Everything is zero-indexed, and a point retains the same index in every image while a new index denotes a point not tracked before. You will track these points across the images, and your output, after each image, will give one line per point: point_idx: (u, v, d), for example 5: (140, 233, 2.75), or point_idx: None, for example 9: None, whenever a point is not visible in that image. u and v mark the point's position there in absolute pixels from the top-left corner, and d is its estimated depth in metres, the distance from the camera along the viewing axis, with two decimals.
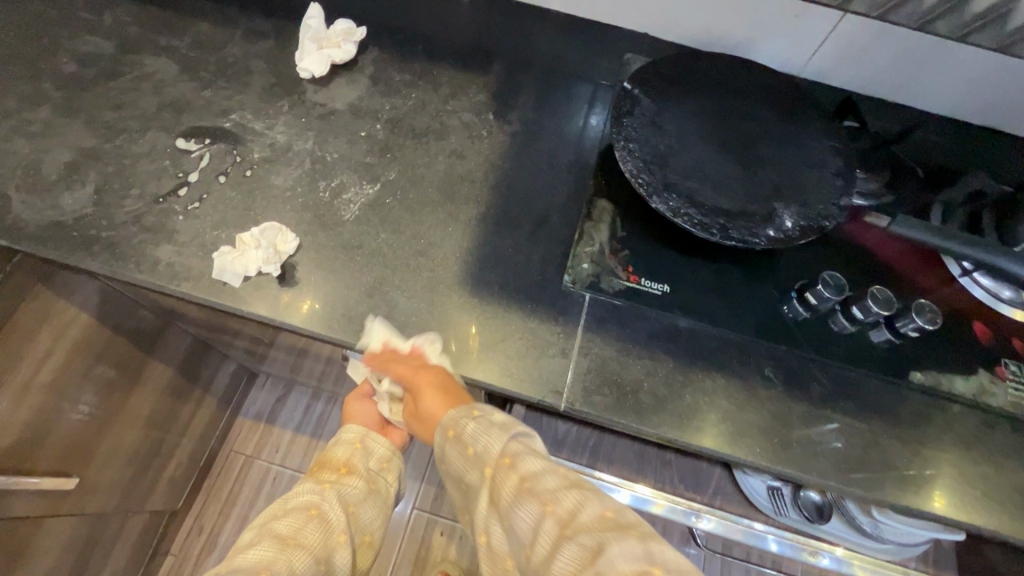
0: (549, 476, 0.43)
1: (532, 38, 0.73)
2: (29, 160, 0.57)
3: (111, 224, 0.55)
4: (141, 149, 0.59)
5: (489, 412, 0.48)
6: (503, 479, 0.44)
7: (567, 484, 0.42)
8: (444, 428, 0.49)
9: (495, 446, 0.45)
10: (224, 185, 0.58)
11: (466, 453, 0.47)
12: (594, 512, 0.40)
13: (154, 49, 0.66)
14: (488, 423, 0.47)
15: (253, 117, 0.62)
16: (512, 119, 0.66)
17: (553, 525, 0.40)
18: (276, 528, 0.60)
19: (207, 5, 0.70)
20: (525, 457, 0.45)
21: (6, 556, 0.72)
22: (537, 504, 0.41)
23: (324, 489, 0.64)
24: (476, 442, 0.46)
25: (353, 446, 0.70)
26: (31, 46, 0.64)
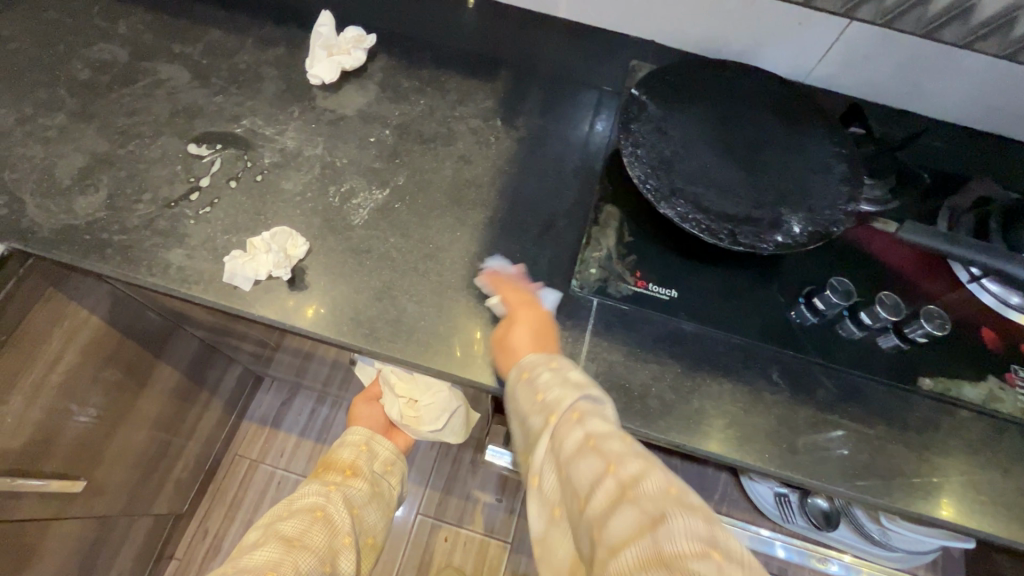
0: (616, 439, 0.40)
1: (539, 44, 0.74)
2: (43, 164, 0.58)
3: (123, 228, 0.56)
4: (153, 154, 0.60)
5: (568, 367, 0.46)
6: (566, 431, 0.41)
7: (634, 452, 0.39)
8: (519, 366, 0.47)
9: (567, 399, 0.43)
10: (235, 189, 0.59)
11: (533, 397, 0.44)
12: (658, 483, 0.36)
13: (166, 56, 0.67)
14: (563, 377, 0.45)
15: (264, 123, 0.63)
16: (519, 125, 0.67)
17: (614, 485, 0.37)
18: (280, 529, 0.61)
19: (219, 13, 0.71)
20: (594, 417, 0.42)
21: (12, 558, 0.72)
22: (602, 462, 0.38)
23: (331, 491, 0.65)
24: (548, 389, 0.44)
25: (359, 448, 0.72)
26: (47, 54, 0.65)
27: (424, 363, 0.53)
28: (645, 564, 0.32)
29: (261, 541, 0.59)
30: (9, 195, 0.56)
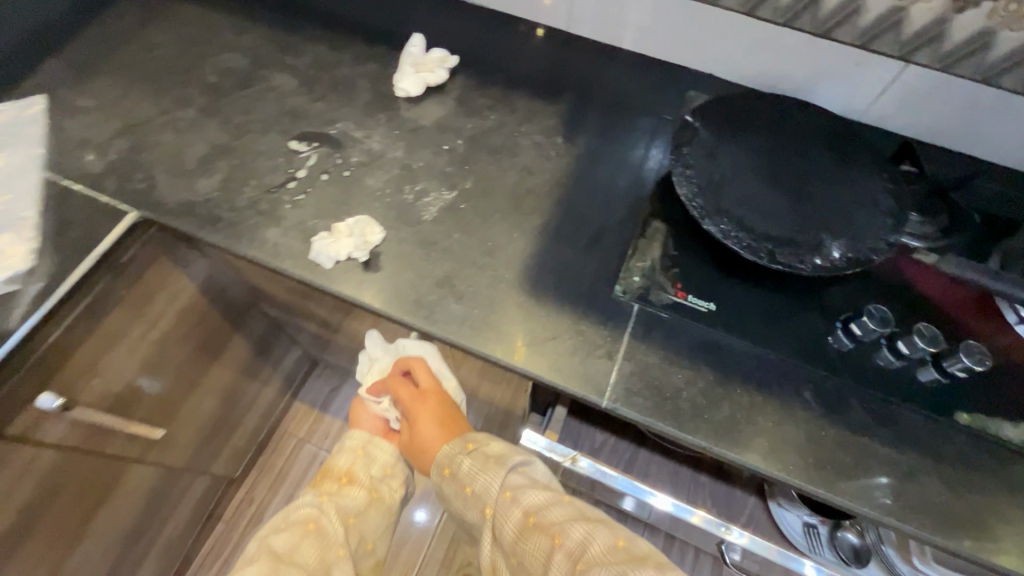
0: (551, 509, 0.56)
1: (602, 73, 0.80)
2: (173, 149, 0.69)
3: (233, 206, 0.65)
4: (261, 147, 0.70)
5: (483, 446, 0.62)
6: (508, 511, 0.57)
7: (569, 518, 0.55)
8: (443, 467, 0.63)
9: (497, 484, 0.58)
10: (325, 182, 0.67)
11: (463, 490, 0.60)
12: (600, 543, 0.52)
13: (278, 66, 0.78)
14: (483, 463, 0.60)
15: (354, 127, 0.72)
16: (578, 144, 0.73)
17: (561, 555, 0.52)
18: (273, 541, 0.60)
19: (325, 32, 0.82)
20: (528, 494, 0.57)
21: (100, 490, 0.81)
22: (547, 538, 0.53)
23: (323, 502, 0.65)
24: (474, 480, 0.60)
25: (356, 454, 0.71)
26: (183, 59, 0.77)
27: (474, 346, 0.58)
28: None
29: (257, 547, 0.60)
30: (145, 173, 0.67)
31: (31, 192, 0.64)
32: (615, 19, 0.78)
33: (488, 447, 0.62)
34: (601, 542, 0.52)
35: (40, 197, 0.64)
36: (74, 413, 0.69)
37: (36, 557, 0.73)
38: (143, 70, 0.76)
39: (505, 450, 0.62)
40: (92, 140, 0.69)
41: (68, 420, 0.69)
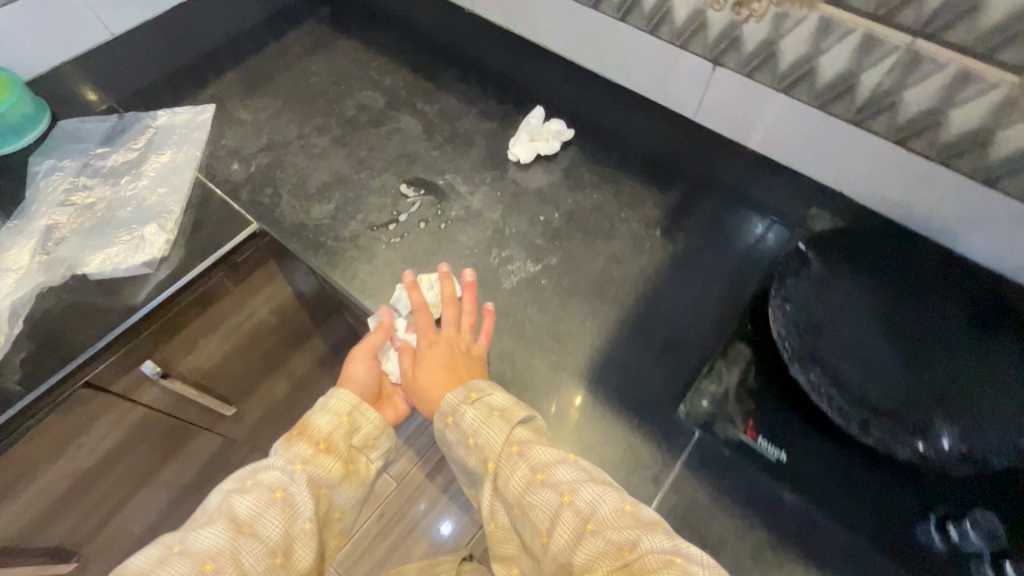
0: (560, 469, 0.50)
1: (718, 171, 0.77)
2: (302, 173, 0.76)
3: (337, 236, 0.70)
4: (375, 185, 0.75)
5: (488, 400, 0.55)
6: (513, 467, 0.51)
7: (578, 477, 0.50)
8: (443, 413, 0.56)
9: (501, 439, 0.52)
10: (422, 230, 0.71)
11: (467, 441, 0.54)
12: (612, 505, 0.48)
13: (411, 110, 0.83)
14: (487, 415, 0.54)
15: (461, 181, 0.75)
16: (677, 240, 0.70)
17: (573, 519, 0.48)
18: (234, 505, 0.53)
19: (459, 85, 0.87)
20: (534, 448, 0.52)
21: (168, 451, 0.88)
22: (555, 496, 0.49)
23: (297, 470, 0.57)
24: (478, 434, 0.53)
25: (339, 420, 0.62)
26: (332, 90, 0.86)
27: None
28: None
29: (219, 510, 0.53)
30: (274, 190, 0.75)
31: (182, 188, 0.73)
32: (745, 120, 0.75)
33: (492, 398, 0.55)
34: (610, 509, 0.48)
35: (188, 194, 0.73)
36: (169, 380, 0.77)
37: (107, 494, 0.82)
38: (298, 94, 0.85)
39: (509, 403, 0.55)
40: (241, 151, 0.78)
41: (161, 387, 0.77)
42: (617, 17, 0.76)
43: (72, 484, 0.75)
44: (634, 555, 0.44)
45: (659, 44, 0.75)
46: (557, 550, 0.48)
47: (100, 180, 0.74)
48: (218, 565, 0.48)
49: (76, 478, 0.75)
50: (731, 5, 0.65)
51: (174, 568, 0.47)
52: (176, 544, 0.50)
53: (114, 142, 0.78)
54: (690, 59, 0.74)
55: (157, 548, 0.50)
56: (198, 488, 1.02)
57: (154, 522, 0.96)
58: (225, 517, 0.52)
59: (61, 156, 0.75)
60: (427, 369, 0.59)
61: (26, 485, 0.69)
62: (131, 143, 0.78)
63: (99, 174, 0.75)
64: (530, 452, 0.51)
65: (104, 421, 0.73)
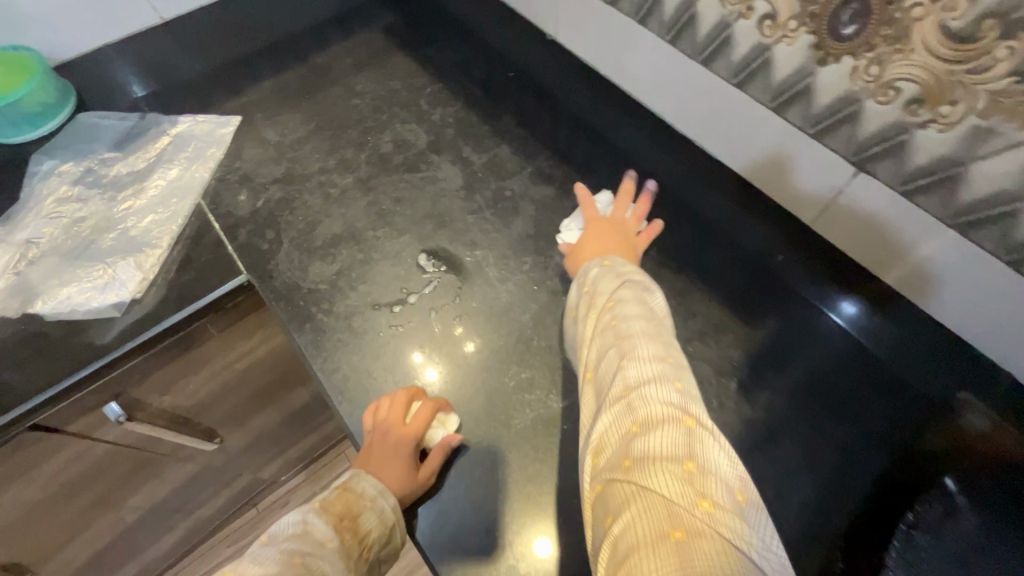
0: (636, 318, 0.41)
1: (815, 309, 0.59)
2: (313, 218, 0.65)
3: (331, 309, 0.58)
4: (392, 249, 0.62)
5: (618, 266, 0.49)
6: (596, 311, 0.44)
7: (645, 328, 0.40)
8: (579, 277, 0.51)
9: (605, 290, 0.46)
10: (430, 322, 0.57)
11: (582, 289, 0.49)
12: (654, 355, 0.38)
13: (454, 156, 0.69)
14: (610, 273, 0.48)
15: (493, 262, 0.61)
16: (756, 401, 0.52)
17: (614, 356, 0.39)
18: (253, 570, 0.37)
19: (519, 132, 0.72)
20: (628, 302, 0.44)
21: (138, 480, 0.80)
22: (612, 337, 0.41)
23: None
24: (593, 281, 0.48)
25: (385, 525, 0.45)
26: (371, 117, 0.73)
27: None
28: (616, 419, 0.35)
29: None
30: (276, 235, 0.64)
31: (178, 216, 0.64)
32: (883, 247, 0.54)
33: (625, 266, 0.49)
34: (656, 362, 0.37)
35: (181, 224, 0.63)
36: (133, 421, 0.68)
37: (65, 519, 0.76)
38: (333, 118, 0.74)
39: (642, 273, 0.48)
40: (255, 179, 0.68)
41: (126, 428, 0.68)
42: (732, 82, 0.57)
43: (20, 515, 0.69)
44: (645, 409, 0.34)
45: (783, 126, 0.56)
46: (597, 384, 0.39)
47: (98, 191, 0.66)
48: None
49: (25, 509, 0.69)
50: (904, 100, 0.45)
51: None
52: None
53: (125, 148, 0.70)
54: (823, 155, 0.54)
55: None
56: (173, 509, 0.94)
57: (119, 539, 0.90)
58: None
59: (66, 159, 0.69)
60: (582, 241, 0.57)
61: None
62: (142, 152, 0.70)
63: (99, 184, 0.66)
64: (623, 304, 0.43)
65: (58, 458, 0.65)
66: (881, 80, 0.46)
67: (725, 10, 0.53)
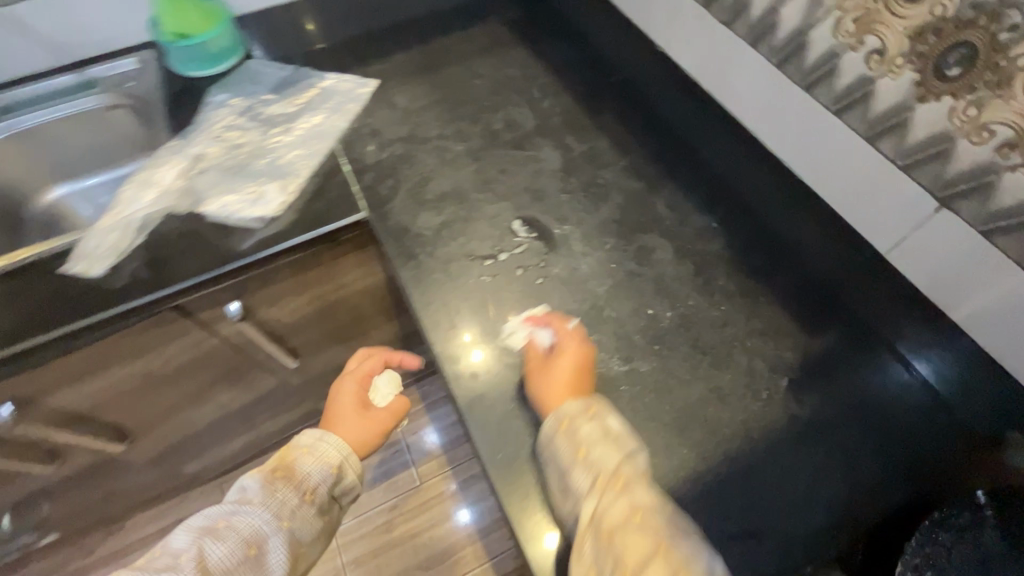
0: (660, 513, 0.44)
1: (890, 354, 0.60)
2: (426, 175, 0.74)
3: (432, 252, 0.67)
4: (490, 211, 0.70)
5: (604, 414, 0.50)
6: (614, 496, 0.45)
7: (676, 528, 0.43)
8: (557, 419, 0.50)
9: (614, 463, 0.47)
10: (516, 279, 0.65)
11: (576, 451, 0.48)
12: (707, 565, 0.42)
13: (555, 142, 0.77)
14: (603, 432, 0.49)
15: (578, 237, 0.68)
16: (803, 401, 0.56)
17: (666, 563, 0.41)
18: (207, 552, 0.52)
19: (618, 130, 0.78)
20: (638, 484, 0.45)
21: (229, 377, 0.92)
22: (653, 542, 0.42)
23: (281, 527, 0.55)
24: (591, 447, 0.48)
25: (330, 470, 0.60)
26: (488, 98, 0.82)
27: (524, 552, 0.50)
28: None
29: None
30: (393, 184, 0.73)
31: (316, 155, 0.74)
32: (953, 283, 0.56)
33: (611, 417, 0.50)
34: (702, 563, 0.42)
35: (320, 162, 0.74)
36: (243, 322, 0.80)
37: (169, 398, 0.89)
38: (455, 93, 0.83)
39: (625, 429, 0.50)
40: (382, 135, 0.78)
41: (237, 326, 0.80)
42: (830, 109, 0.62)
43: (140, 383, 0.81)
44: None
45: (874, 157, 0.59)
46: None
47: (255, 125, 0.78)
48: None
49: (145, 380, 0.82)
50: (997, 143, 0.48)
51: None
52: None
53: (282, 93, 0.82)
54: (906, 189, 0.57)
55: None
56: (245, 415, 1.07)
57: (199, 430, 1.03)
58: (201, 566, 0.51)
59: (235, 95, 0.82)
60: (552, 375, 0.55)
61: (104, 375, 0.75)
62: (293, 98, 0.81)
63: (257, 119, 0.79)
64: (636, 487, 0.45)
65: (181, 340, 0.77)
66: (978, 122, 0.49)
67: (837, 41, 0.58)
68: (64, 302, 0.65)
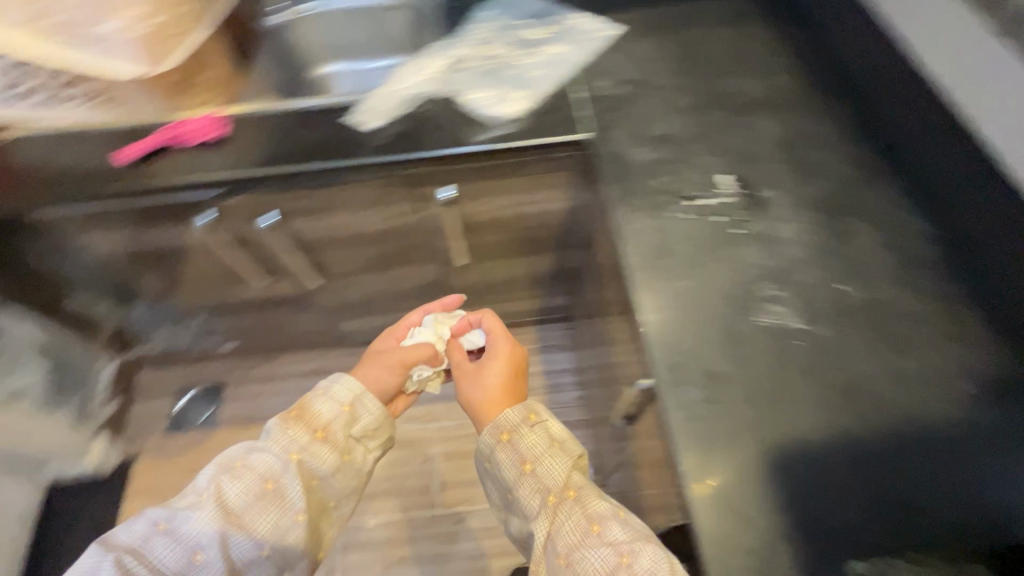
0: (613, 523, 0.59)
1: None
2: (649, 117, 0.80)
3: (641, 181, 0.74)
4: (702, 161, 0.75)
5: (544, 422, 0.68)
6: (567, 506, 0.62)
7: (630, 536, 0.58)
8: (504, 432, 0.68)
9: (561, 477, 0.63)
10: (715, 223, 0.69)
11: (524, 467, 0.65)
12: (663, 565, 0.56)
13: (778, 116, 0.80)
14: (549, 441, 0.67)
15: (783, 203, 0.71)
16: (986, 411, 0.56)
17: (617, 562, 0.57)
18: (225, 489, 0.65)
19: (845, 120, 0.79)
20: (585, 495, 0.62)
21: (409, 254, 1.08)
22: (614, 552, 0.57)
23: (292, 459, 0.67)
24: (535, 462, 0.65)
25: (342, 407, 0.73)
26: (720, 64, 0.87)
27: (673, 440, 0.56)
28: None
29: (193, 531, 0.62)
30: (617, 117, 0.81)
31: (556, 78, 0.85)
32: None
33: (549, 424, 0.68)
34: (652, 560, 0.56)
35: (560, 84, 0.84)
36: (447, 205, 0.93)
37: (360, 257, 1.06)
38: (688, 54, 0.88)
39: (563, 433, 0.68)
40: (615, 75, 0.86)
41: (442, 207, 0.94)
42: None
43: (352, 234, 0.98)
44: None
45: None
46: None
47: (510, 43, 0.90)
48: (205, 554, 0.62)
49: (356, 233, 0.98)
50: None
51: (167, 547, 0.62)
52: (196, 554, 0.62)
53: (536, 22, 0.93)
54: None
55: (150, 520, 0.64)
56: (401, 295, 1.23)
57: (365, 294, 1.21)
58: (219, 501, 0.64)
59: (498, 16, 0.94)
60: (484, 380, 0.76)
61: (335, 215, 0.93)
62: (545, 28, 0.92)
63: (511, 39, 0.91)
64: (584, 496, 0.62)
65: (398, 206, 0.93)
66: None
67: None
68: (342, 142, 0.81)
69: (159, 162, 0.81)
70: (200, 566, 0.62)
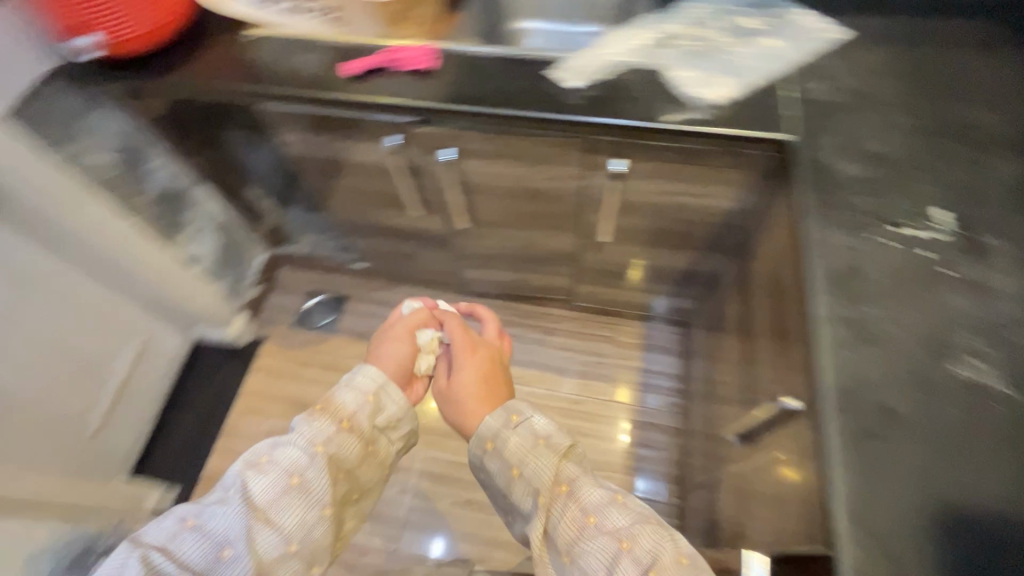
0: (610, 513, 0.58)
1: None
2: (863, 131, 0.75)
3: (842, 196, 0.69)
4: (917, 189, 0.69)
5: (523, 420, 0.68)
6: (561, 502, 0.61)
7: (633, 524, 0.57)
8: (488, 436, 0.68)
9: (551, 475, 0.63)
10: (920, 258, 0.64)
11: (514, 468, 0.65)
12: (671, 556, 0.54)
13: (1019, 160, 0.71)
14: (533, 442, 0.66)
15: (1007, 254, 0.63)
16: None
17: (619, 553, 0.55)
18: (250, 485, 0.62)
19: None
20: (576, 485, 0.62)
21: (555, 219, 1.10)
22: (615, 544, 0.56)
23: (318, 453, 0.65)
24: (522, 462, 0.65)
25: (366, 398, 0.71)
26: (959, 90, 0.78)
27: (829, 463, 0.54)
28: None
29: (222, 526, 0.60)
30: (826, 124, 0.76)
31: (768, 72, 0.81)
32: None
33: (534, 422, 0.68)
34: (653, 539, 0.56)
35: (772, 79, 0.80)
36: (613, 179, 0.93)
37: (509, 210, 1.10)
38: (922, 72, 0.80)
39: (543, 425, 0.68)
40: (832, 80, 0.80)
41: (608, 180, 0.94)
42: None
43: (513, 186, 1.02)
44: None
45: None
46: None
47: (723, 27, 0.87)
48: (233, 552, 0.59)
49: (516, 186, 1.02)
50: None
51: (192, 543, 0.59)
52: (225, 549, 0.59)
53: (756, 10, 0.89)
54: None
55: (175, 519, 0.61)
56: (530, 257, 1.26)
57: (497, 248, 1.26)
58: (247, 496, 0.61)
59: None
60: (466, 381, 0.77)
61: (505, 164, 0.96)
62: (764, 18, 0.88)
63: (726, 24, 0.88)
64: (575, 489, 0.61)
65: (566, 169, 0.94)
66: None
67: None
68: (540, 94, 0.83)
69: (374, 80, 0.89)
70: (227, 566, 0.59)
